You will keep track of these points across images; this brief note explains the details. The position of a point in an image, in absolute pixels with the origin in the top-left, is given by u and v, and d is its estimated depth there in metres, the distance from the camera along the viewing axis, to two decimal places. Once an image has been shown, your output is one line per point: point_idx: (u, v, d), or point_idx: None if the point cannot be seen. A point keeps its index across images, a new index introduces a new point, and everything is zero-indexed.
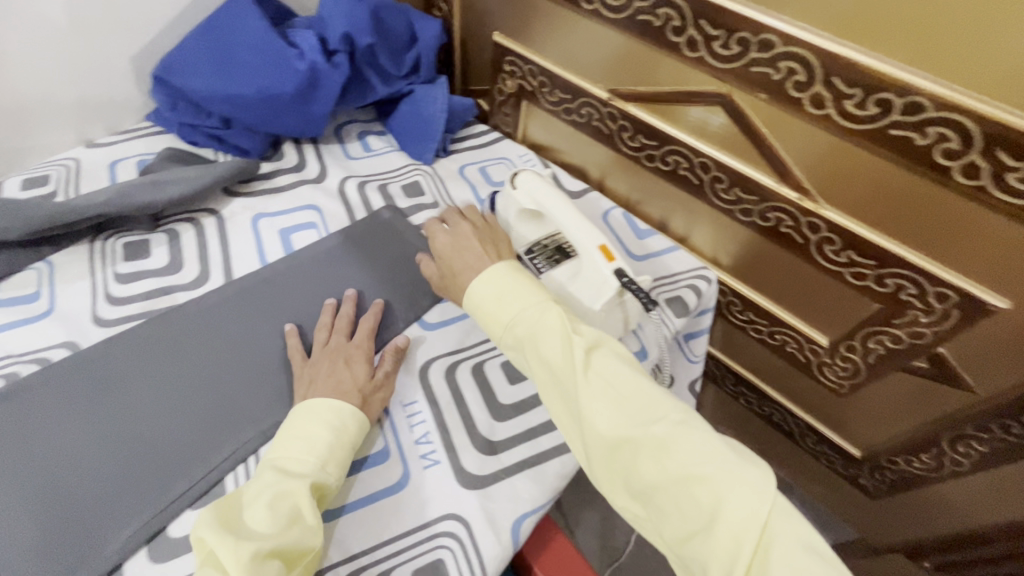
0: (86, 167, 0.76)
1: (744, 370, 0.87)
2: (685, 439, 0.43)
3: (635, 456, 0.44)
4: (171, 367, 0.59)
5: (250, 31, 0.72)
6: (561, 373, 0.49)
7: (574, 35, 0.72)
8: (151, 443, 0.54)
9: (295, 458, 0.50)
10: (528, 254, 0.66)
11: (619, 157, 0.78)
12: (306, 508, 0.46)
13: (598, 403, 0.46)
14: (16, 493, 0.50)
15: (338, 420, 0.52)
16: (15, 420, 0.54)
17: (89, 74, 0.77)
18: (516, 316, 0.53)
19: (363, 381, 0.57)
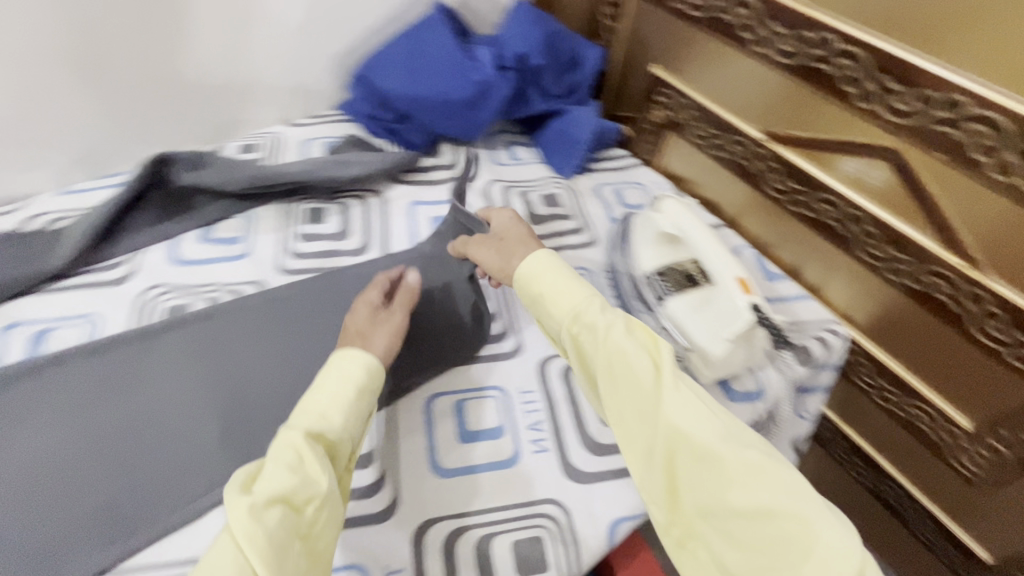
0: (285, 142, 0.90)
1: (859, 438, 0.82)
2: (774, 469, 0.45)
3: (716, 472, 0.46)
4: (242, 353, 0.65)
5: (442, 44, 0.84)
6: (644, 378, 0.51)
7: (735, 74, 0.73)
8: (217, 420, 0.59)
9: (304, 412, 0.49)
10: (659, 275, 0.69)
11: (760, 198, 0.78)
12: (308, 459, 0.45)
13: (687, 413, 0.48)
14: (103, 445, 0.56)
15: (343, 360, 0.53)
16: (110, 380, 0.61)
17: (303, 65, 0.92)
18: (591, 312, 0.55)
19: (361, 320, 0.58)
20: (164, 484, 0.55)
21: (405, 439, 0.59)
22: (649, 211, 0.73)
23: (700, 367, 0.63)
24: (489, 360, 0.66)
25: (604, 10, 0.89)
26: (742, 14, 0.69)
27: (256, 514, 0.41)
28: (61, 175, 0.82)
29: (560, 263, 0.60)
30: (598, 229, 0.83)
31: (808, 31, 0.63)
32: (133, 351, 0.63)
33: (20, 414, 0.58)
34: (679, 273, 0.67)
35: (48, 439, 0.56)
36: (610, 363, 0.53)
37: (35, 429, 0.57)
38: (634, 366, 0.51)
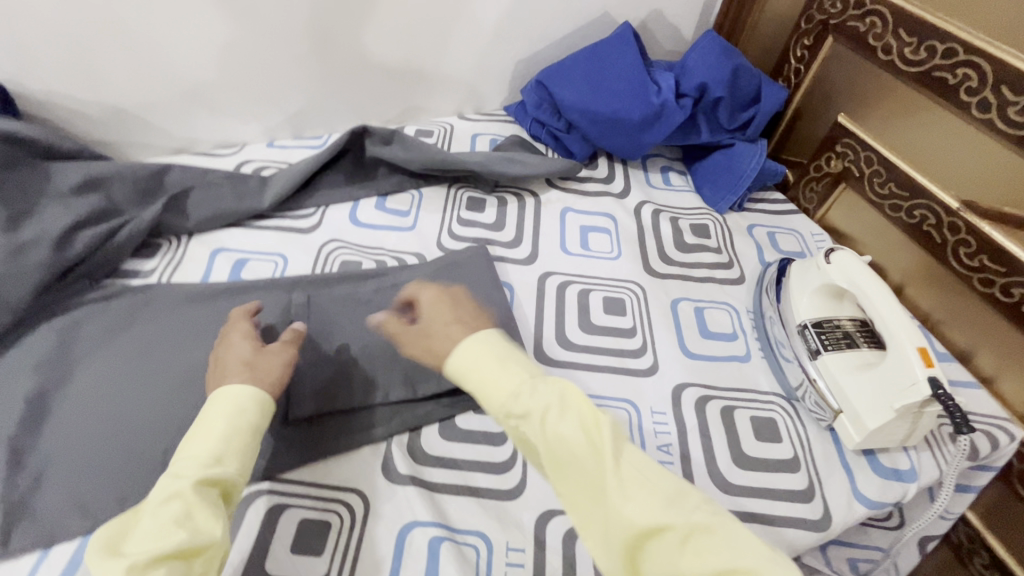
0: (457, 133, 0.98)
1: (1008, 555, 0.72)
2: (724, 526, 0.39)
3: (667, 552, 0.39)
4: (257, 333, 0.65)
5: (625, 65, 0.86)
6: (582, 458, 0.43)
7: (942, 137, 0.69)
8: None
9: (188, 454, 0.45)
10: (816, 327, 0.66)
11: (939, 270, 0.73)
12: (196, 506, 0.42)
13: (629, 493, 0.41)
14: (127, 411, 0.59)
15: (226, 403, 0.47)
16: (146, 349, 0.64)
17: (486, 66, 0.98)
18: (520, 388, 0.46)
19: (242, 358, 0.52)
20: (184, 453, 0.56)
21: None
22: (816, 260, 0.70)
23: (849, 432, 0.60)
24: (624, 373, 0.67)
25: (794, 52, 0.86)
26: (967, 74, 0.64)
27: None
28: (269, 130, 0.95)
29: (491, 343, 0.50)
30: (746, 268, 0.81)
31: None
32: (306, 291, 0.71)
33: (215, 326, 0.66)
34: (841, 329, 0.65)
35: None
36: (546, 452, 0.44)
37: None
38: (574, 449, 0.43)
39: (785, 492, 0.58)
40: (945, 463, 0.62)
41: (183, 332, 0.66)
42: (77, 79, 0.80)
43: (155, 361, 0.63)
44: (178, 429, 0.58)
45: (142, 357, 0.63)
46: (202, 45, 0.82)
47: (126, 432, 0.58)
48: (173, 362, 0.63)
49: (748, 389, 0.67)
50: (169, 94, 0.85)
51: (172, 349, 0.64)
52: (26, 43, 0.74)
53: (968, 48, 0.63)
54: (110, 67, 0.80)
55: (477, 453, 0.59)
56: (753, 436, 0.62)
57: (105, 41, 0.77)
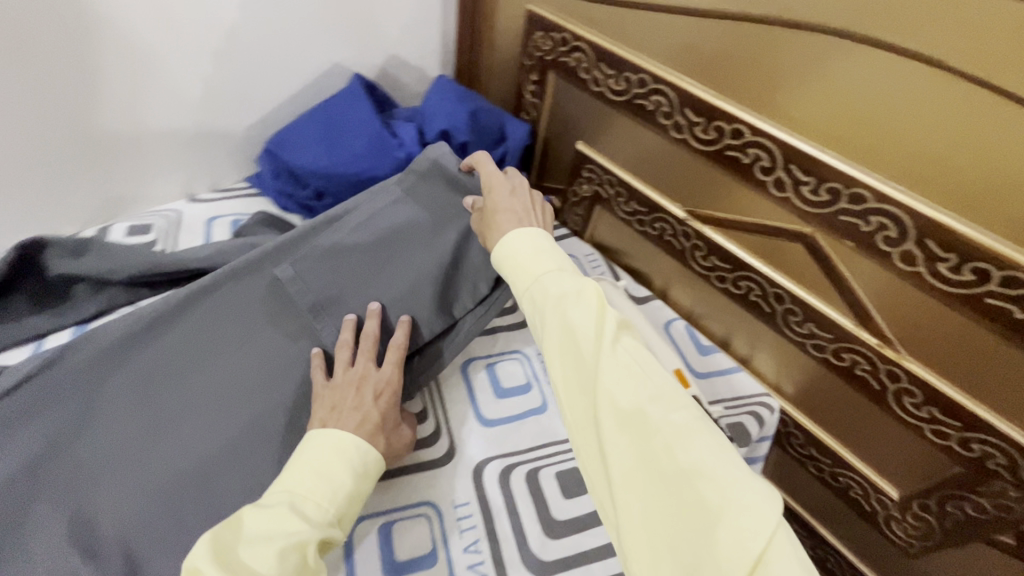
0: (187, 221, 0.82)
1: (797, 506, 0.83)
2: (703, 432, 0.44)
3: (647, 437, 0.44)
4: (249, 340, 0.62)
5: (360, 119, 0.80)
6: (585, 344, 0.48)
7: (656, 155, 0.75)
8: (246, 405, 0.59)
9: (312, 497, 0.49)
10: None
11: (689, 272, 0.80)
12: (313, 564, 0.45)
13: (622, 378, 0.46)
14: (148, 449, 0.56)
15: (362, 469, 0.53)
16: (138, 385, 0.59)
17: (205, 138, 0.84)
18: (545, 281, 0.53)
19: (386, 422, 0.57)
20: (227, 470, 0.56)
21: None
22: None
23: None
24: (418, 471, 0.60)
25: (526, 87, 0.88)
26: (660, 101, 0.69)
27: None
28: None
29: (536, 244, 0.56)
30: None
31: (721, 121, 0.64)
32: (279, 264, 0.67)
33: (198, 346, 0.62)
34: None
35: (228, 368, 0.61)
36: (555, 325, 0.50)
37: (221, 357, 0.61)
38: (582, 331, 0.49)
39: (599, 549, 0.56)
40: None
41: (165, 360, 0.61)
42: None
43: (151, 399, 0.58)
44: (201, 461, 0.56)
45: (134, 396, 0.58)
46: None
47: (150, 477, 0.54)
48: (170, 399, 0.59)
49: (548, 442, 0.64)
50: None
51: (161, 387, 0.59)
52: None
53: (654, 78, 0.69)
54: None
55: None
56: (561, 496, 0.60)
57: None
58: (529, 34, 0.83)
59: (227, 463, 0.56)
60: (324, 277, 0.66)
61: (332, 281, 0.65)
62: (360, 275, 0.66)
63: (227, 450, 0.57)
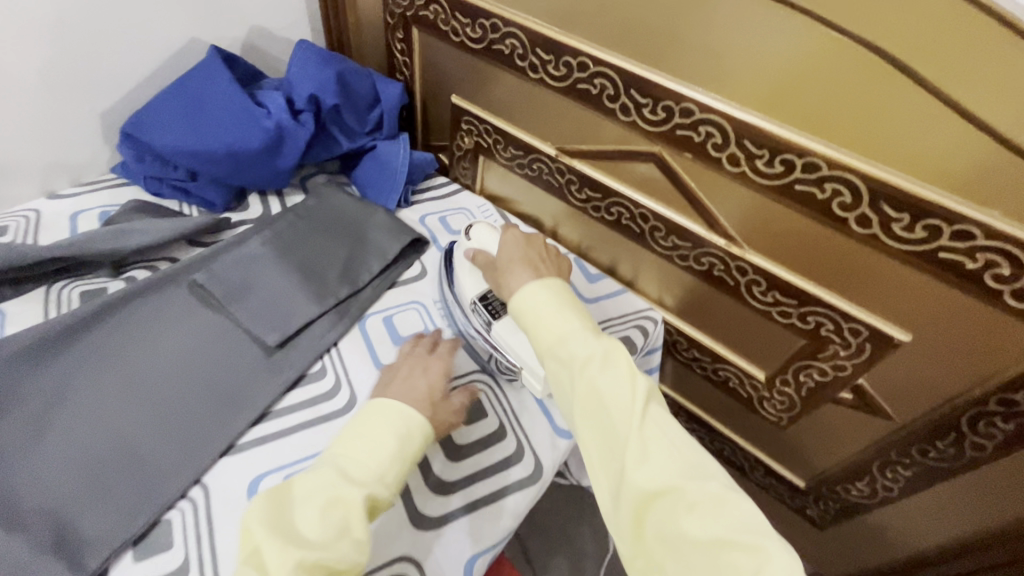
0: (47, 218, 0.77)
1: (695, 407, 0.92)
2: (735, 503, 0.45)
3: (675, 510, 0.45)
4: (186, 329, 0.66)
5: (221, 91, 0.77)
6: (615, 414, 0.50)
7: (522, 98, 0.78)
8: (190, 381, 0.62)
9: (355, 459, 0.51)
10: (484, 301, 0.68)
11: (570, 209, 0.85)
12: (355, 524, 0.47)
13: (653, 453, 0.47)
14: (92, 430, 0.56)
15: (401, 427, 0.53)
16: (74, 376, 0.60)
17: (52, 128, 0.78)
18: (569, 339, 0.54)
19: (435, 394, 0.58)
20: (180, 439, 0.58)
21: (229, 537, 0.53)
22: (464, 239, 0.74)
23: (533, 383, 0.63)
24: (320, 421, 0.63)
25: (394, 46, 0.88)
26: (514, 43, 0.72)
27: None
28: None
29: (561, 294, 0.58)
30: (426, 260, 0.83)
31: (568, 56, 0.68)
32: (196, 271, 0.72)
33: (118, 345, 0.63)
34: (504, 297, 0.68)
35: (168, 354, 0.64)
36: (584, 395, 0.52)
37: (157, 344, 0.64)
38: (613, 401, 0.50)
39: (499, 462, 0.61)
40: None
41: (99, 350, 0.62)
42: None
43: (90, 385, 0.59)
44: (135, 443, 0.56)
45: (74, 384, 0.59)
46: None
47: (99, 454, 0.55)
48: (110, 384, 0.60)
49: None
50: None
51: (99, 373, 0.61)
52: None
53: (505, 22, 0.71)
54: None
55: None
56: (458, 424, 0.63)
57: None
58: None
59: (177, 432, 0.58)
60: (235, 271, 0.73)
61: (246, 279, 0.73)
62: (274, 272, 0.75)
63: (175, 421, 0.59)
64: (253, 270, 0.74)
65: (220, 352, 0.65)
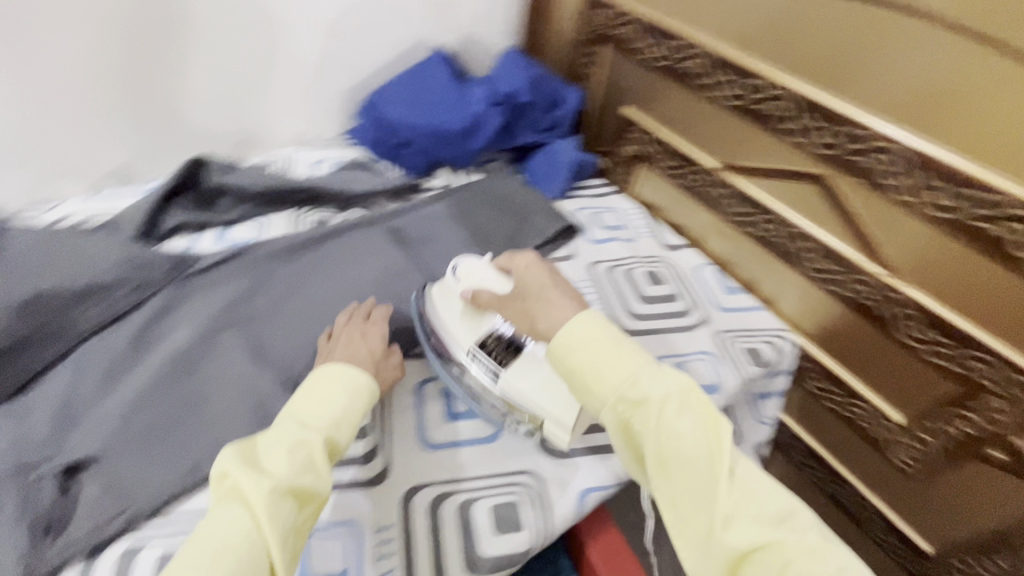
0: (298, 161, 0.99)
1: (820, 447, 0.88)
2: (833, 554, 0.44)
3: (772, 565, 0.43)
4: (384, 259, 0.83)
5: (443, 83, 0.97)
6: (700, 464, 0.47)
7: (693, 113, 0.85)
8: (383, 297, 0.78)
9: (313, 411, 0.54)
10: (483, 348, 0.64)
11: (718, 222, 0.90)
12: (320, 460, 0.50)
13: (743, 505, 0.45)
14: (315, 313, 0.74)
15: (348, 381, 0.57)
16: (307, 273, 0.79)
17: (315, 96, 1.01)
18: (638, 379, 0.50)
19: (377, 356, 0.64)
20: None
21: (399, 419, 0.65)
22: (449, 280, 0.68)
23: (561, 436, 0.60)
24: None
25: (582, 59, 1.02)
26: (698, 63, 0.81)
27: (272, 509, 0.44)
28: (90, 182, 0.92)
29: (611, 327, 0.52)
30: (575, 244, 0.92)
31: (749, 78, 0.75)
32: (397, 218, 0.89)
33: (338, 259, 0.81)
34: (501, 338, 0.64)
35: (369, 273, 0.80)
36: (661, 443, 0.48)
37: (363, 265, 0.81)
38: (694, 448, 0.47)
39: None
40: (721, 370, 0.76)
41: (325, 259, 0.81)
42: None
43: (317, 282, 0.78)
44: None
45: (307, 279, 0.78)
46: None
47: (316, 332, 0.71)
48: (330, 285, 0.78)
49: None
50: None
51: (323, 276, 0.79)
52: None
53: (695, 44, 0.80)
54: None
55: None
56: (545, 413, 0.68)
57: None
58: (588, 13, 0.97)
59: None
60: (426, 225, 0.90)
61: (432, 233, 0.89)
62: (453, 231, 0.89)
63: None
64: (437, 226, 0.90)
65: (407, 282, 0.80)
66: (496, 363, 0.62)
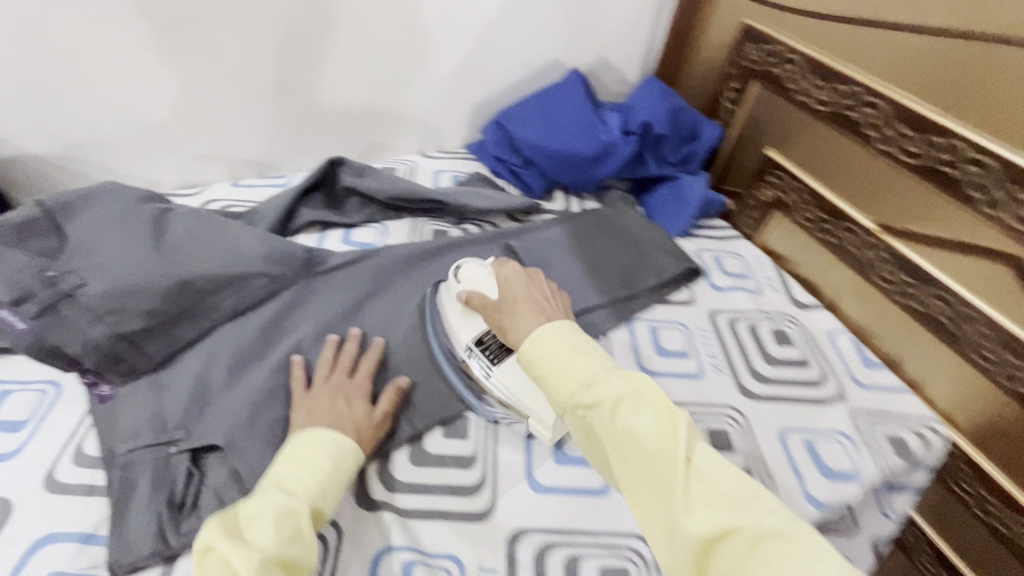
0: (420, 168, 1.00)
1: (955, 553, 0.78)
2: (802, 535, 0.40)
3: (739, 554, 0.41)
4: None
5: (576, 106, 0.95)
6: (654, 454, 0.45)
7: (853, 165, 0.78)
8: None
9: (296, 476, 0.50)
10: (479, 345, 0.65)
11: (863, 286, 0.80)
12: (307, 528, 0.47)
13: (701, 492, 0.43)
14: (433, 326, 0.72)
15: (330, 448, 0.53)
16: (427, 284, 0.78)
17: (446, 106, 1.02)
18: (596, 380, 0.49)
19: (360, 418, 0.58)
20: None
21: (506, 454, 0.63)
22: (452, 282, 0.69)
23: (543, 433, 0.62)
24: None
25: (726, 93, 0.96)
26: (872, 113, 0.74)
27: None
28: (232, 169, 0.96)
29: (570, 331, 0.53)
30: (696, 289, 0.86)
31: (938, 137, 0.67)
32: (514, 240, 0.87)
33: None
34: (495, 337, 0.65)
35: None
36: (618, 443, 0.47)
37: None
38: (648, 440, 0.46)
39: None
40: (859, 457, 0.68)
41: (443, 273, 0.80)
42: (27, 114, 0.81)
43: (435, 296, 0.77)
44: None
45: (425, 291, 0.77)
46: (156, 68, 0.82)
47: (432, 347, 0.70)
48: None
49: (702, 404, 0.71)
50: (132, 137, 0.87)
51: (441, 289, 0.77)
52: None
53: (871, 92, 0.73)
54: (62, 107, 0.82)
55: (448, 476, 0.60)
56: None
57: (40, 65, 0.78)
58: (741, 46, 0.91)
59: None
60: (542, 249, 0.87)
61: (547, 259, 0.86)
62: (569, 259, 0.86)
63: None
64: (553, 252, 0.87)
65: None
66: (490, 363, 0.64)
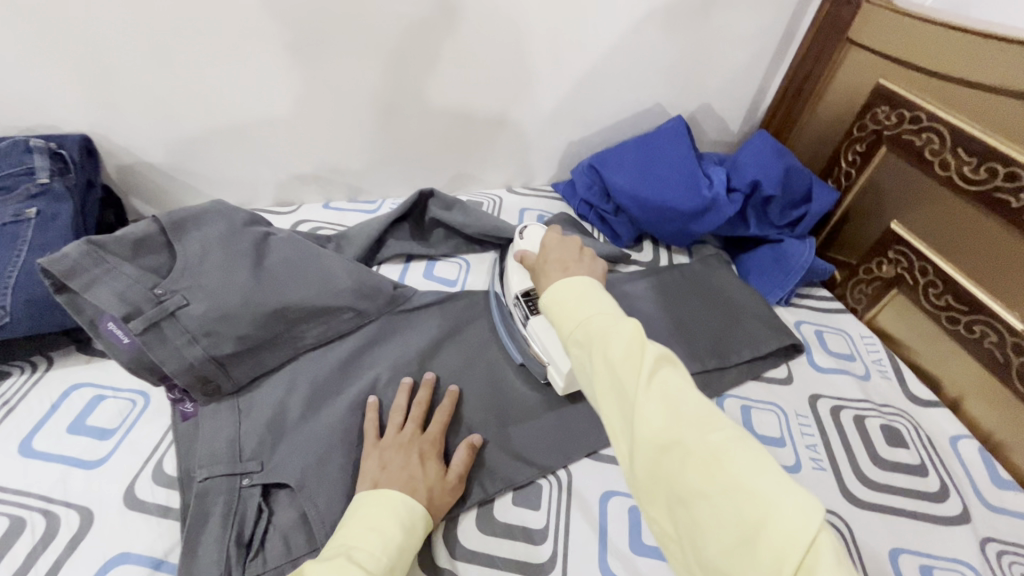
0: (506, 205, 1.00)
1: None
2: (742, 450, 0.37)
3: (680, 461, 0.37)
4: None
5: (678, 155, 0.90)
6: (618, 372, 0.42)
7: (1004, 254, 0.68)
8: None
9: (366, 545, 0.48)
10: (526, 296, 0.69)
11: (999, 390, 0.70)
12: None
13: (658, 407, 0.40)
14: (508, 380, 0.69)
15: (405, 514, 0.51)
16: None
17: (538, 144, 1.01)
18: (592, 320, 0.48)
19: (433, 480, 0.56)
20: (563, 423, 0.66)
21: (579, 531, 0.58)
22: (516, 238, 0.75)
23: (556, 379, 0.64)
24: None
25: (846, 155, 0.88)
26: None
27: None
28: (326, 190, 0.98)
29: (582, 282, 0.53)
30: (794, 366, 0.79)
31: None
32: None
33: None
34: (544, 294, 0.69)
35: None
36: (593, 366, 0.45)
37: None
38: (616, 359, 0.43)
39: None
40: None
41: None
42: (150, 129, 0.84)
43: None
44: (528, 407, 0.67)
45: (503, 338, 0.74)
46: (266, 90, 0.84)
47: (507, 401, 0.67)
48: None
49: None
50: (239, 155, 0.91)
51: None
52: (42, 74, 0.76)
53: None
54: (185, 125, 0.85)
55: (516, 551, 0.56)
56: None
57: (172, 88, 0.80)
58: (870, 107, 0.84)
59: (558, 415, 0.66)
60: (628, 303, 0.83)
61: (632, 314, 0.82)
62: (656, 317, 0.81)
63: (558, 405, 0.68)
64: (639, 306, 0.82)
65: None
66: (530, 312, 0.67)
